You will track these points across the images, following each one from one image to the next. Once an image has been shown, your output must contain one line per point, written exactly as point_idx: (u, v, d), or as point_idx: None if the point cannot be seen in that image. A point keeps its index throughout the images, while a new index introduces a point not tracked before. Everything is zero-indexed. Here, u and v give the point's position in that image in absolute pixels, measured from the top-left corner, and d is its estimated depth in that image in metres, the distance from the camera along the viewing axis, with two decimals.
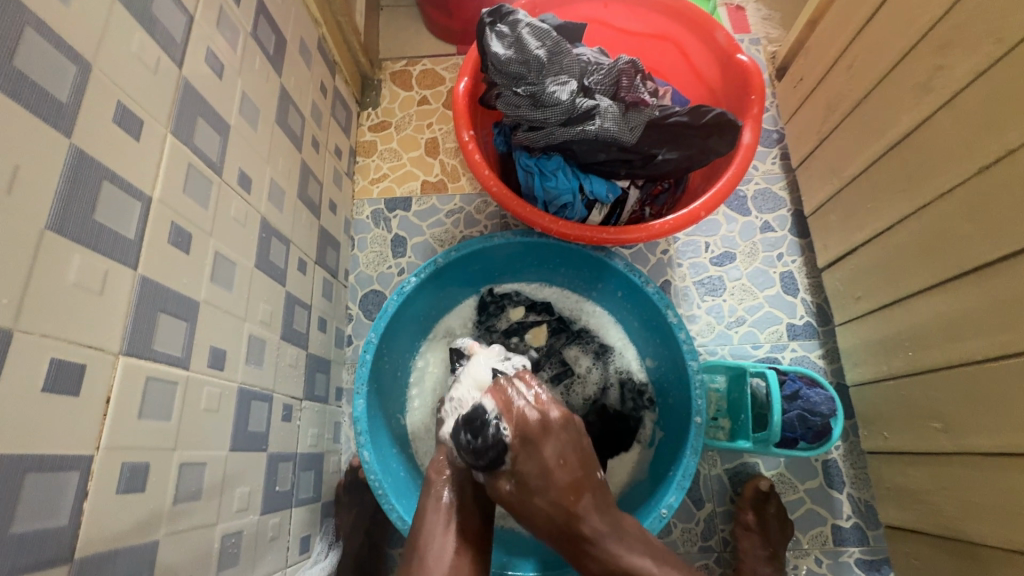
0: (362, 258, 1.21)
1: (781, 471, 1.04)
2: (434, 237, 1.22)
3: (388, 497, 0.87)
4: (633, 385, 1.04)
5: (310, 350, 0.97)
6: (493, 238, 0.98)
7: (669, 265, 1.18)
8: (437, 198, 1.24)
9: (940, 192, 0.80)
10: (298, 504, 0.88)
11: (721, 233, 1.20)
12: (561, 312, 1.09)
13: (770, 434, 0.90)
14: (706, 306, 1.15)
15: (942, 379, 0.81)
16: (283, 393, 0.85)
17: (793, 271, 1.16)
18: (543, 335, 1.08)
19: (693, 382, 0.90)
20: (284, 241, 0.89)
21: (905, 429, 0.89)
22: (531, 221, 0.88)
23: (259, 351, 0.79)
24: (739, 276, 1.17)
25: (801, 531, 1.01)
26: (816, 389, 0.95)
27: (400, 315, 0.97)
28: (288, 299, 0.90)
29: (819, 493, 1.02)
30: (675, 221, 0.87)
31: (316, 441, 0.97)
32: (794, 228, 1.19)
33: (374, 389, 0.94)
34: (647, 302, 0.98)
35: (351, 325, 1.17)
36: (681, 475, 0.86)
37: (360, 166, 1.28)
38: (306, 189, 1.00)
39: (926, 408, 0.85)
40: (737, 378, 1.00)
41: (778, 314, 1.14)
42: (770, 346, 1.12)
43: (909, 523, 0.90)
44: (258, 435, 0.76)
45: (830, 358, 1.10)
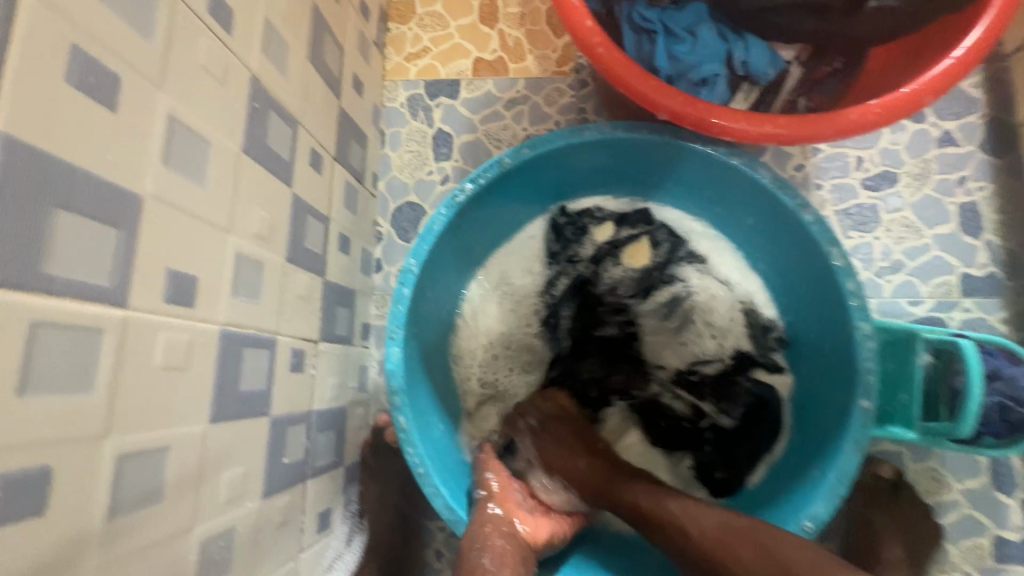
0: (395, 160, 0.93)
1: (931, 465, 0.80)
2: (488, 135, 0.93)
3: (430, 478, 0.65)
4: (755, 321, 0.76)
5: (328, 279, 0.73)
6: (583, 133, 0.68)
7: (804, 187, 0.87)
8: (494, 83, 0.93)
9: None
10: (314, 474, 0.68)
11: (881, 145, 0.87)
12: (666, 229, 0.79)
13: (962, 429, 0.64)
14: (850, 246, 0.85)
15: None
16: (290, 335, 0.62)
17: (978, 203, 0.85)
18: (645, 253, 0.79)
19: (863, 353, 0.63)
20: (290, 122, 0.62)
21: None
22: (652, 101, 0.58)
23: (256, 279, 0.55)
24: (901, 206, 0.86)
25: (952, 542, 0.78)
26: None
27: (447, 237, 0.71)
28: (298, 207, 0.64)
29: (982, 498, 0.78)
30: (883, 108, 0.56)
31: (337, 393, 0.75)
32: (986, 142, 0.86)
33: (414, 334, 0.70)
34: (799, 231, 0.67)
35: (380, 246, 0.91)
36: (836, 479, 0.62)
37: (392, 36, 0.96)
38: (321, 53, 0.71)
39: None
40: (903, 347, 0.73)
41: (949, 261, 0.84)
42: (934, 303, 0.83)
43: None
44: (256, 396, 0.54)
45: (1017, 324, 0.82)
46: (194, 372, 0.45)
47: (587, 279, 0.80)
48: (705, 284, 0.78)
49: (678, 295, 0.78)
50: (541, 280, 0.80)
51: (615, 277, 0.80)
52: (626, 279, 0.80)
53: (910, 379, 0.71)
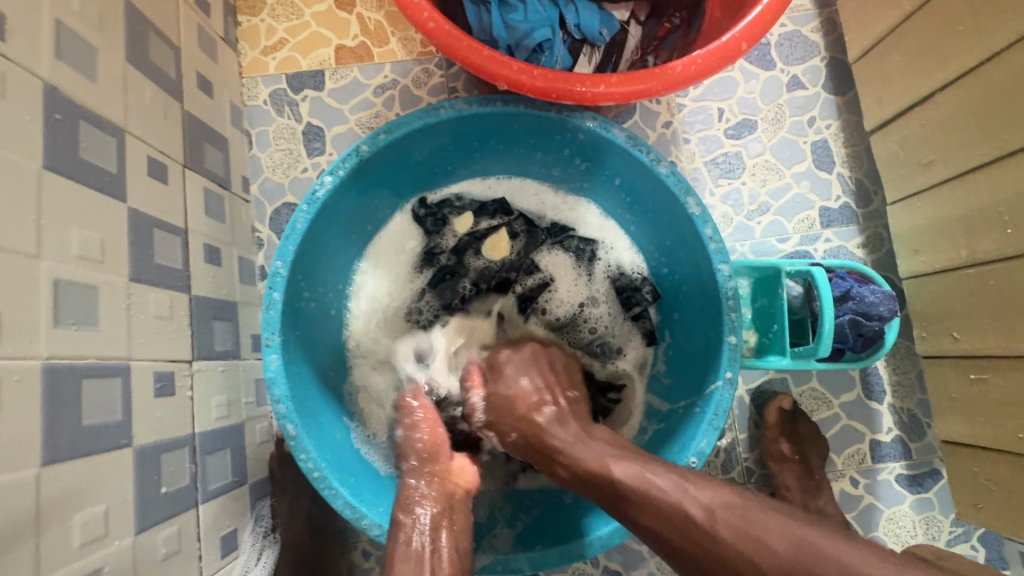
0: (266, 160, 0.89)
1: (813, 386, 0.86)
2: (361, 124, 0.90)
3: (328, 480, 0.64)
4: (625, 283, 0.80)
5: (196, 294, 0.69)
6: (437, 111, 0.68)
7: (674, 142, 0.91)
8: (359, 69, 0.90)
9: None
10: (206, 498, 0.65)
11: (738, 94, 0.92)
12: (523, 212, 0.82)
13: (819, 348, 0.70)
14: (721, 193, 0.90)
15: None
16: (149, 358, 0.58)
17: (828, 139, 0.91)
18: (505, 244, 0.81)
19: (723, 292, 0.67)
20: (112, 132, 0.58)
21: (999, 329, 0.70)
22: (490, 72, 0.58)
23: (89, 304, 0.51)
24: (762, 150, 0.91)
25: (834, 451, 0.86)
26: (870, 286, 0.75)
27: (315, 238, 0.69)
28: (138, 221, 0.60)
29: (856, 407, 0.86)
30: (704, 60, 0.59)
31: (228, 411, 0.72)
32: (829, 82, 0.91)
33: (295, 338, 0.68)
34: (653, 187, 0.71)
35: (262, 253, 0.87)
36: (713, 412, 0.66)
37: (245, 29, 0.90)
38: (145, 52, 0.66)
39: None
40: (768, 282, 0.78)
41: (808, 197, 0.90)
42: (799, 238, 0.90)
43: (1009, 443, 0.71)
44: (109, 428, 0.51)
45: (872, 247, 0.89)
46: (10, 414, 0.42)
47: (451, 270, 0.80)
48: (566, 265, 0.81)
49: (551, 270, 0.81)
50: (410, 281, 0.80)
51: (476, 266, 0.81)
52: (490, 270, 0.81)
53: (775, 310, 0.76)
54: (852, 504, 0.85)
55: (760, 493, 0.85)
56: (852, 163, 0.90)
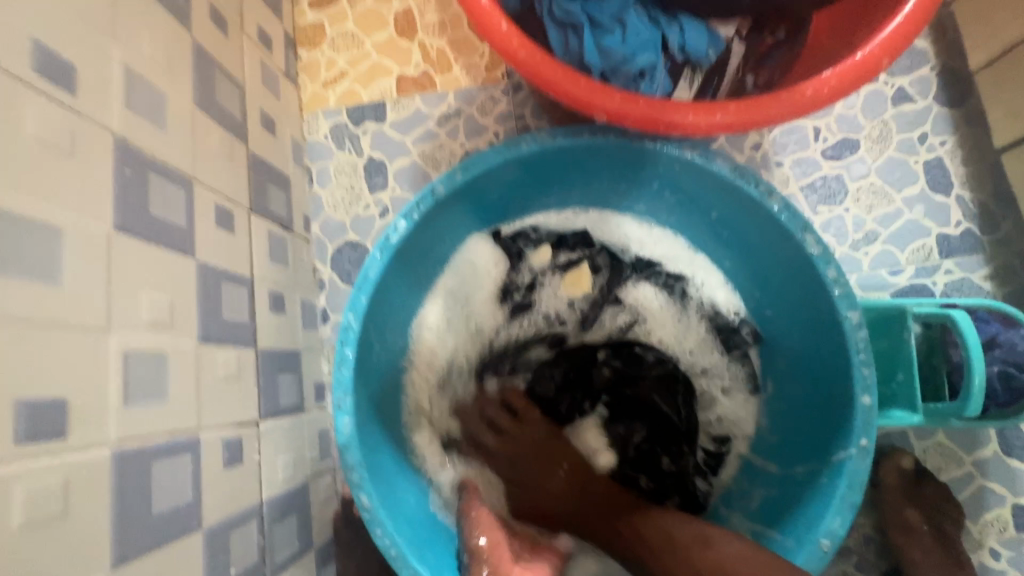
0: (327, 197, 0.85)
1: (939, 440, 0.75)
2: (424, 156, 0.85)
3: (406, 558, 0.57)
4: (721, 322, 0.72)
5: (261, 347, 0.64)
6: (519, 144, 0.62)
7: (764, 166, 0.83)
8: (421, 99, 0.86)
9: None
10: (274, 573, 0.59)
11: (836, 111, 0.83)
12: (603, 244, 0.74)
13: (969, 409, 0.59)
14: (821, 221, 0.81)
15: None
16: (218, 426, 0.53)
17: (944, 157, 0.80)
18: (586, 280, 0.74)
19: (853, 344, 0.58)
20: (181, 182, 0.54)
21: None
22: (590, 104, 0.52)
23: (158, 375, 0.46)
24: (866, 172, 0.81)
25: (969, 519, 0.74)
26: (1020, 331, 0.64)
27: (387, 284, 0.64)
28: (206, 277, 0.55)
29: (994, 466, 0.74)
30: (839, 81, 0.51)
31: (293, 471, 0.66)
32: (942, 94, 0.81)
33: (366, 394, 0.62)
34: (761, 222, 0.63)
35: (323, 294, 0.83)
36: (846, 487, 0.56)
37: (305, 63, 0.87)
38: (212, 95, 0.62)
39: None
40: (892, 324, 0.68)
41: (924, 223, 0.80)
42: (914, 270, 0.79)
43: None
44: (179, 512, 0.46)
45: (1002, 279, 0.78)
46: (79, 514, 0.38)
47: (524, 309, 0.75)
48: (655, 301, 0.73)
49: (635, 305, 0.74)
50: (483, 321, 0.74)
51: (554, 303, 0.75)
52: (567, 307, 0.75)
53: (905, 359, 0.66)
54: None
55: (880, 563, 0.74)
56: (975, 183, 0.79)
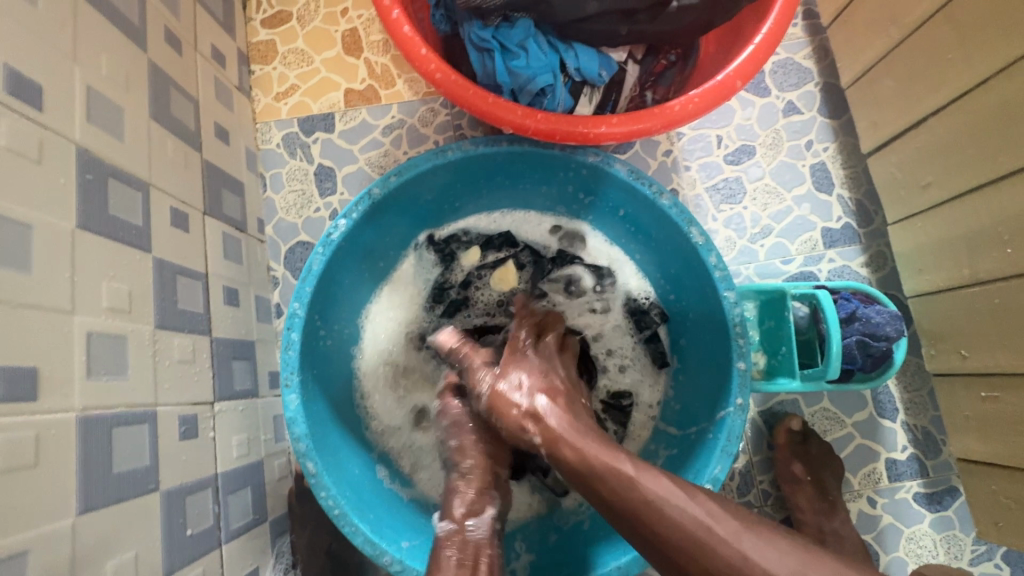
0: (280, 201, 0.92)
1: (824, 405, 0.87)
2: (371, 163, 0.93)
3: (349, 517, 0.65)
4: (631, 307, 0.82)
5: (216, 336, 0.71)
6: (445, 153, 0.71)
7: (675, 170, 0.93)
8: (367, 111, 0.94)
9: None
10: (229, 538, 0.66)
11: (735, 121, 0.94)
12: (528, 242, 0.84)
13: (827, 371, 0.71)
14: (723, 218, 0.92)
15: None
16: (173, 402, 0.60)
17: (826, 161, 0.93)
18: (512, 276, 0.83)
19: (730, 319, 0.69)
20: (138, 186, 0.60)
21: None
22: (497, 118, 0.61)
23: (119, 355, 0.53)
24: (761, 174, 0.93)
25: (850, 471, 0.86)
26: (875, 306, 0.76)
27: (331, 277, 0.72)
28: (162, 271, 0.62)
29: (869, 425, 0.86)
30: (702, 100, 0.61)
31: (248, 449, 0.73)
32: (823, 107, 0.94)
33: (313, 375, 0.70)
34: (657, 217, 0.73)
35: (277, 291, 0.90)
36: (726, 438, 0.67)
37: (258, 77, 0.94)
38: (168, 109, 0.69)
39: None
40: (774, 304, 0.79)
41: (811, 218, 0.92)
42: (803, 259, 0.91)
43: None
44: (137, 473, 0.53)
45: (876, 265, 0.90)
46: (49, 466, 0.44)
47: (459, 304, 0.83)
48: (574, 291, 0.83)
49: (557, 297, 0.83)
50: (423, 311, 0.83)
51: (484, 299, 0.84)
52: (495, 301, 0.84)
53: (783, 333, 0.77)
54: (871, 525, 0.84)
55: (776, 514, 0.85)
56: (851, 184, 0.92)
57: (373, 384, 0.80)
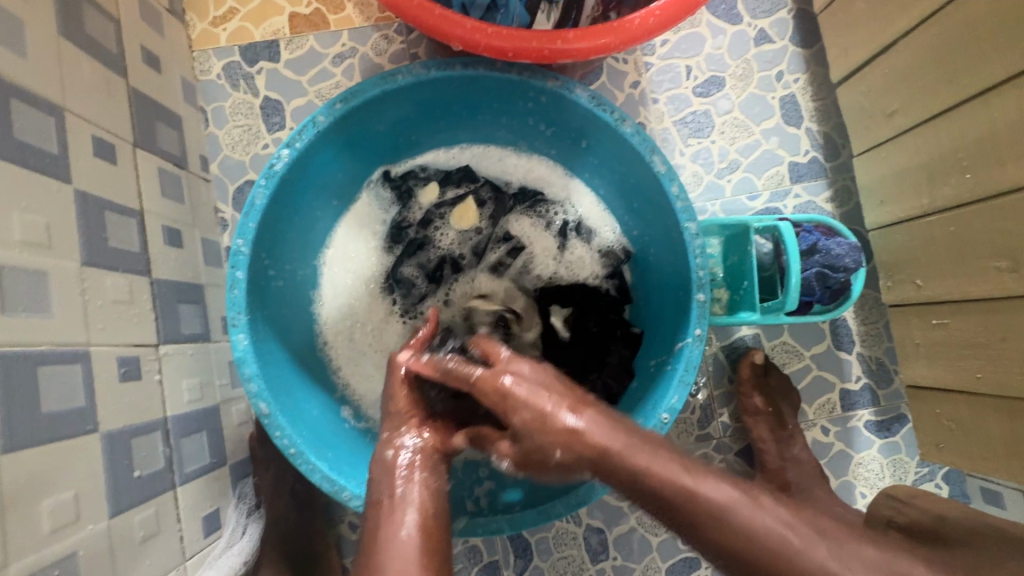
0: (224, 137, 0.86)
1: (784, 340, 0.88)
2: (321, 96, 0.87)
3: (304, 455, 0.64)
4: (596, 246, 0.80)
5: (157, 277, 0.67)
6: (394, 77, 0.66)
7: (642, 103, 0.90)
8: (315, 38, 0.87)
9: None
10: (184, 480, 0.65)
11: (705, 51, 0.90)
12: (489, 178, 0.80)
13: (787, 301, 0.71)
14: (690, 152, 0.90)
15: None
16: (110, 343, 0.57)
17: (796, 93, 0.90)
18: (473, 213, 0.80)
19: (691, 251, 0.67)
20: (47, 110, 0.55)
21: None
22: (444, 33, 0.57)
23: (38, 290, 0.50)
24: (730, 107, 0.90)
25: (807, 402, 0.88)
26: (835, 239, 0.76)
27: (277, 213, 0.68)
28: (87, 205, 0.58)
29: (826, 358, 0.88)
30: (664, 12, 0.58)
31: (201, 394, 0.71)
32: (796, 35, 0.90)
33: (263, 316, 0.68)
34: (621, 149, 0.70)
35: (227, 234, 0.85)
36: (683, 368, 0.67)
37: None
38: (81, 25, 0.62)
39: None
40: (738, 238, 0.78)
41: (778, 153, 0.90)
42: (769, 195, 0.90)
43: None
44: (72, 414, 0.51)
45: (841, 200, 0.89)
46: None
47: (420, 243, 0.79)
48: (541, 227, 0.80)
49: (521, 236, 0.80)
50: (380, 254, 0.79)
51: (444, 239, 0.80)
52: (456, 242, 0.80)
53: (745, 266, 0.76)
54: (824, 452, 0.88)
55: (734, 445, 0.87)
56: (820, 117, 0.90)
57: (330, 328, 0.77)
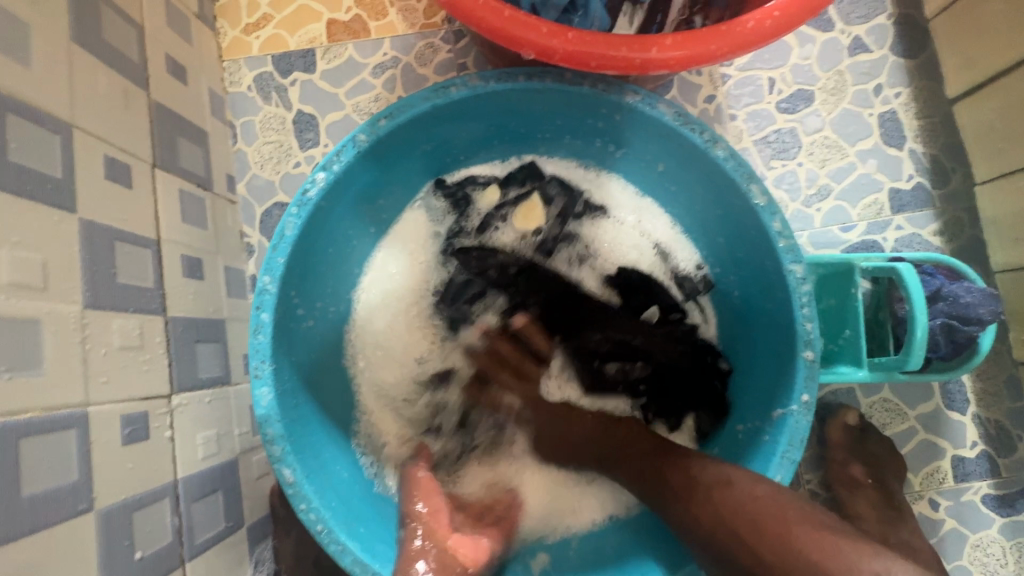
0: (253, 155, 0.78)
1: (884, 396, 0.75)
2: (358, 111, 0.78)
3: (333, 531, 0.55)
4: (673, 269, 0.69)
5: (172, 314, 0.59)
6: (447, 91, 0.57)
7: (718, 120, 0.79)
8: (354, 47, 0.79)
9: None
10: (194, 553, 0.56)
11: (792, 61, 0.79)
12: (557, 181, 0.69)
13: (909, 361, 0.60)
14: (774, 176, 0.78)
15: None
16: (114, 398, 0.49)
17: (898, 111, 0.78)
18: (538, 213, 0.70)
19: (796, 298, 0.56)
20: (49, 126, 0.47)
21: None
22: (516, 39, 0.47)
23: (23, 343, 0.41)
24: (820, 125, 0.79)
25: (912, 471, 0.75)
26: (962, 283, 0.63)
27: (309, 243, 0.59)
28: (92, 236, 0.50)
29: (935, 418, 0.75)
30: (781, 13, 0.48)
31: (217, 446, 0.62)
32: (897, 44, 0.79)
33: (289, 363, 0.59)
34: (708, 175, 0.60)
35: (252, 260, 0.77)
36: (787, 443, 0.56)
37: (223, 5, 0.79)
38: (98, 31, 0.55)
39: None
40: (841, 280, 0.66)
41: (877, 178, 0.78)
42: (866, 226, 0.78)
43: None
44: (54, 494, 0.42)
45: (950, 234, 0.77)
46: None
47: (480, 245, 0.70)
48: (614, 235, 0.69)
49: (592, 246, 0.70)
50: (432, 267, 0.70)
51: (505, 245, 0.70)
52: (519, 245, 0.71)
53: (851, 314, 0.65)
54: (935, 531, 0.74)
55: None
56: (927, 137, 0.78)
57: (368, 358, 0.67)
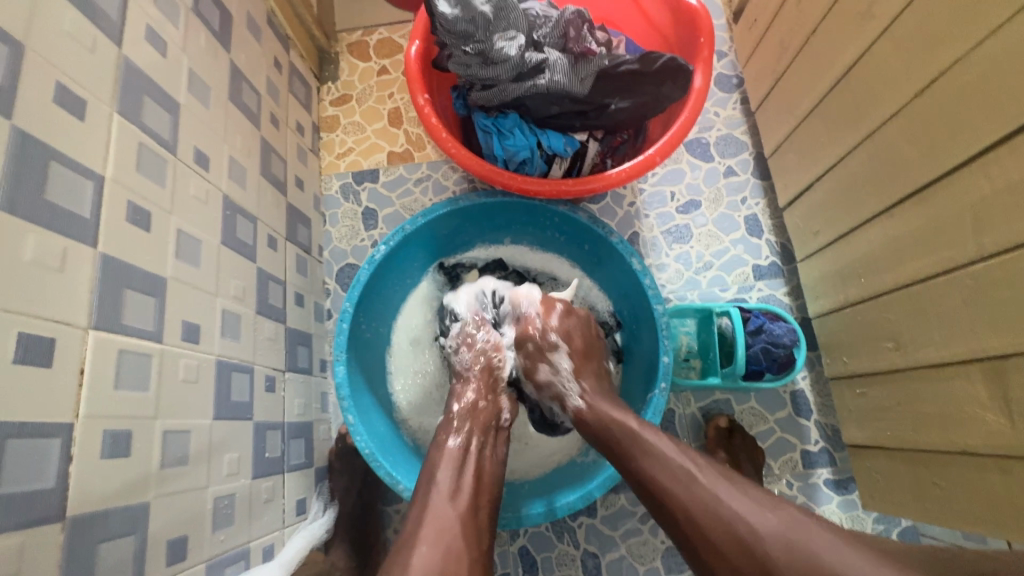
0: (335, 233, 1.22)
1: (751, 405, 1.08)
2: (404, 207, 1.23)
3: (376, 455, 0.90)
4: (595, 316, 1.07)
5: (288, 324, 0.99)
6: (457, 201, 1.00)
7: (637, 218, 1.20)
8: (404, 168, 1.25)
9: (896, 108, 0.77)
10: (290, 469, 0.92)
11: (686, 181, 1.21)
12: (516, 266, 1.10)
13: (735, 367, 0.94)
14: (674, 254, 1.18)
15: (965, 290, 0.71)
16: (263, 365, 0.88)
17: (757, 213, 1.18)
18: None
19: (659, 325, 0.94)
20: (250, 218, 0.90)
21: (941, 336, 0.76)
22: (491, 180, 0.90)
23: (236, 326, 0.81)
24: (705, 222, 1.19)
25: (772, 458, 1.06)
26: (778, 322, 1.00)
27: (372, 285, 0.99)
28: (260, 276, 0.91)
29: (788, 422, 1.07)
30: (632, 169, 0.89)
31: (303, 410, 1.00)
32: (755, 171, 1.20)
33: (355, 356, 0.97)
34: (612, 252, 1.00)
35: (329, 299, 1.18)
36: (652, 413, 0.90)
37: (325, 142, 1.27)
38: (269, 165, 1.00)
39: (990, 312, 0.68)
40: (705, 320, 1.03)
41: (744, 257, 1.17)
42: (737, 288, 1.15)
43: (958, 443, 0.76)
44: (241, 405, 0.80)
45: (795, 295, 1.13)
46: (202, 385, 0.71)
47: None
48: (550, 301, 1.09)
49: None
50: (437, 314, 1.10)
51: None
52: None
53: (710, 342, 1.01)
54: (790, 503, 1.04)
55: None
56: (776, 231, 1.17)
57: (398, 369, 1.06)
